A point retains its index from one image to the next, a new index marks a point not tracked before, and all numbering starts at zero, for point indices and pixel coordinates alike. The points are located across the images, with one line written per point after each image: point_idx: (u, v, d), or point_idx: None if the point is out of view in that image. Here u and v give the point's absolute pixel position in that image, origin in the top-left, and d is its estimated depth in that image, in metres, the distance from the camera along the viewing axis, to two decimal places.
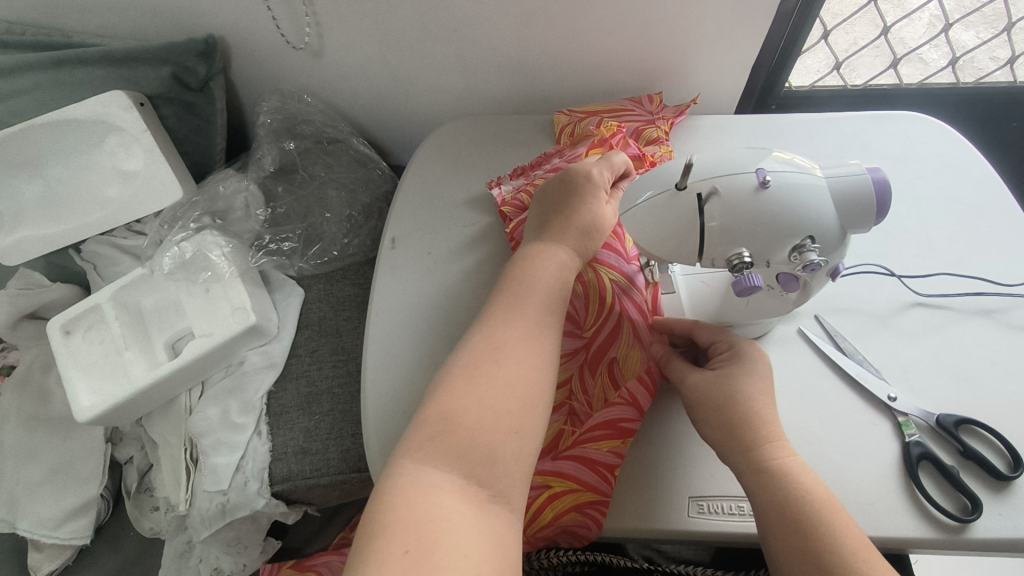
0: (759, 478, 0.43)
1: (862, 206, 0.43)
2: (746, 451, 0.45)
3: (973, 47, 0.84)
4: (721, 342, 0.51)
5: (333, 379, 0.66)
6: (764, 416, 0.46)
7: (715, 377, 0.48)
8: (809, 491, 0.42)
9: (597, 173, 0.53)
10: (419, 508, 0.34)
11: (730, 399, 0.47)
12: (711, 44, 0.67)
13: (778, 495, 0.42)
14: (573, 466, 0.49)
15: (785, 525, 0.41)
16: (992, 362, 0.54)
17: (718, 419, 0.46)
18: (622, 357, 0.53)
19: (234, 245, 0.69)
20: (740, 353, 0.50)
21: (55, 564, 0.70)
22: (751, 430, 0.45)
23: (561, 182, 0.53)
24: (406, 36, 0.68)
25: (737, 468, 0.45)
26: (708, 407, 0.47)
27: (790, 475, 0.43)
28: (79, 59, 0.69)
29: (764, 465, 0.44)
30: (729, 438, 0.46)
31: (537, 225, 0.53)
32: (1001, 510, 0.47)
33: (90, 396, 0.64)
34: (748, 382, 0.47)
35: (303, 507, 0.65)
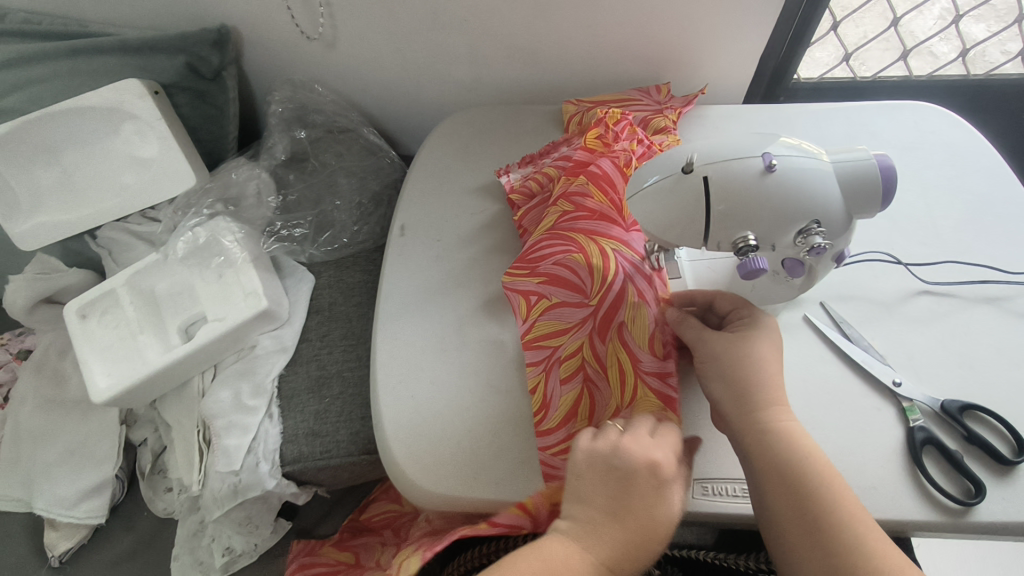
0: (762, 440, 0.44)
1: (867, 190, 0.43)
2: (749, 412, 0.45)
3: (984, 39, 0.84)
4: (739, 310, 0.51)
5: (343, 363, 0.67)
6: (774, 381, 0.46)
7: (731, 343, 0.47)
8: (811, 455, 0.43)
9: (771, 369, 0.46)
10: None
11: (743, 365, 0.46)
12: (720, 34, 0.68)
13: (778, 458, 0.43)
14: None
15: (784, 487, 0.42)
16: (997, 349, 0.54)
17: (729, 383, 0.46)
18: (630, 323, 0.53)
19: (246, 232, 0.71)
20: (756, 320, 0.49)
21: (71, 542, 0.72)
22: (759, 395, 0.45)
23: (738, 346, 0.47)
24: (416, 25, 0.69)
25: (739, 430, 0.45)
26: (719, 371, 0.47)
27: (794, 440, 0.44)
28: (96, 49, 0.71)
29: (768, 427, 0.44)
30: (737, 402, 0.46)
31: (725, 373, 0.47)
32: (1004, 494, 0.48)
33: (106, 377, 0.65)
34: (761, 347, 0.47)
35: (313, 488, 0.67)
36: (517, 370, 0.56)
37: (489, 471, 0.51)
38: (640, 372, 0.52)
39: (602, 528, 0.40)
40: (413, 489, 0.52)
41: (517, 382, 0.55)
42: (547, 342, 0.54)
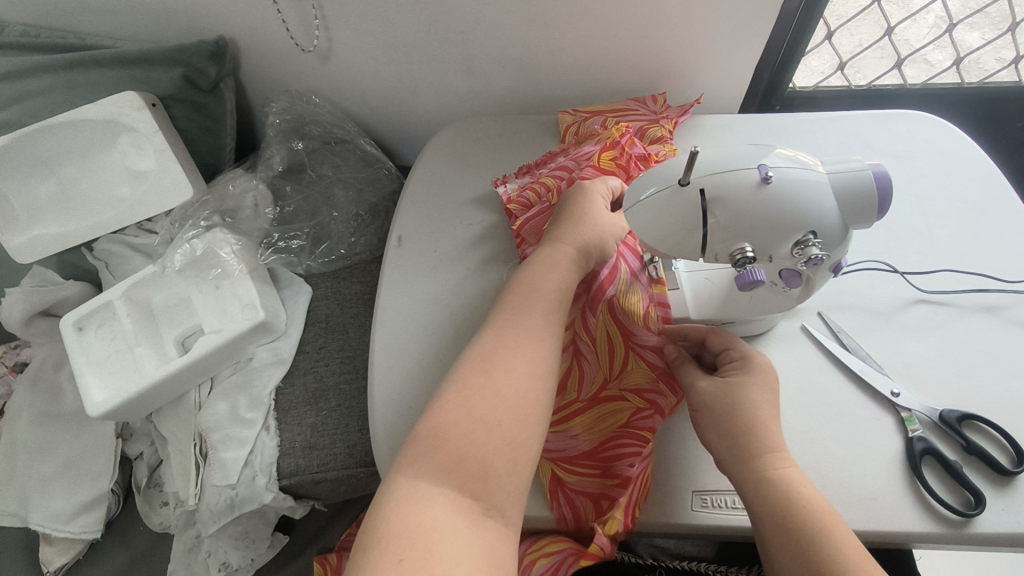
0: (758, 486, 0.44)
1: (863, 200, 0.43)
2: (745, 459, 0.45)
3: (978, 47, 0.84)
4: (733, 350, 0.51)
5: (341, 374, 0.67)
6: (768, 427, 0.46)
7: (724, 385, 0.48)
8: (808, 501, 0.43)
9: (757, 399, 0.47)
10: (481, 382, 0.42)
11: (736, 408, 0.47)
12: (714, 46, 0.68)
13: (775, 502, 0.43)
14: (614, 408, 0.52)
15: (782, 532, 0.42)
16: (995, 358, 0.54)
17: (723, 427, 0.47)
18: (622, 296, 0.54)
19: (243, 243, 0.70)
20: (752, 363, 0.49)
21: (66, 558, 0.71)
22: (755, 440, 0.45)
23: (723, 396, 0.48)
24: (412, 37, 0.69)
25: (737, 477, 0.45)
26: (712, 415, 0.48)
27: (792, 486, 0.43)
28: (93, 61, 0.71)
29: (765, 473, 0.44)
30: (732, 447, 0.46)
31: (709, 407, 0.48)
32: (1004, 505, 0.47)
33: (101, 391, 0.65)
34: (753, 391, 0.48)
35: (310, 502, 0.66)
36: None
37: None
38: (634, 344, 0.53)
39: (586, 201, 0.55)
40: None
41: None
42: None
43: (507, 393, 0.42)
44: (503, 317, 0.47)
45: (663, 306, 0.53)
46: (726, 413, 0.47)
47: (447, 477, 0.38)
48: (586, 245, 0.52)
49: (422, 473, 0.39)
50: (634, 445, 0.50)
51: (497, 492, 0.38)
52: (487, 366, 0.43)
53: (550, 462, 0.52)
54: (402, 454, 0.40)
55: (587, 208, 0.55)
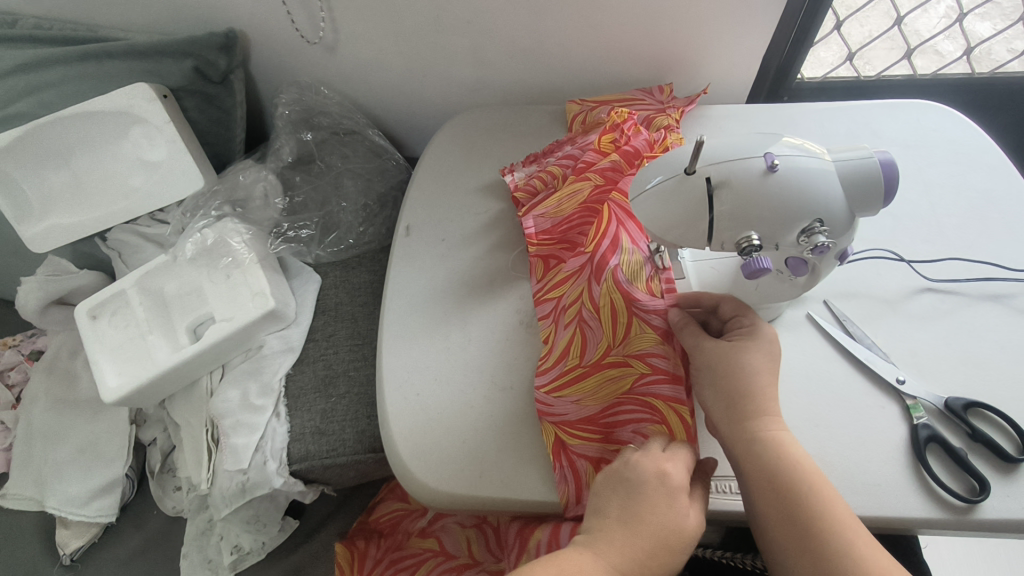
0: (752, 448, 0.44)
1: (869, 188, 0.44)
2: (740, 420, 0.45)
3: (988, 37, 0.83)
4: (743, 317, 0.50)
5: (350, 362, 0.68)
6: (766, 390, 0.46)
7: (725, 348, 0.47)
8: (801, 463, 0.43)
9: (759, 364, 0.47)
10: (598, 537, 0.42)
11: (736, 371, 0.46)
12: (722, 36, 0.68)
13: (767, 465, 0.43)
14: (616, 374, 0.52)
15: (773, 494, 0.43)
16: (1001, 347, 0.54)
17: (721, 389, 0.46)
18: (624, 265, 0.53)
19: (253, 233, 0.72)
20: (758, 331, 0.48)
21: (81, 541, 0.73)
22: (751, 403, 0.45)
23: (724, 360, 0.47)
24: (420, 28, 0.69)
25: (731, 436, 0.45)
26: (713, 377, 0.47)
27: (785, 449, 0.44)
28: (106, 53, 0.72)
29: (759, 435, 0.44)
30: (729, 409, 0.46)
31: (710, 370, 0.47)
32: (1008, 491, 0.47)
33: (115, 376, 0.66)
34: (756, 355, 0.47)
35: (320, 487, 0.67)
36: (522, 368, 0.56)
37: (496, 466, 0.52)
38: (637, 309, 0.51)
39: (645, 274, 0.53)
40: (428, 491, 0.51)
41: (522, 379, 0.56)
42: (552, 296, 0.58)
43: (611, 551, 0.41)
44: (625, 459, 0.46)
45: (668, 277, 0.52)
46: (728, 378, 0.46)
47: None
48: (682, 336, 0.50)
49: None
50: (636, 411, 0.51)
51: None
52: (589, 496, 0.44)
53: (553, 426, 0.52)
54: None
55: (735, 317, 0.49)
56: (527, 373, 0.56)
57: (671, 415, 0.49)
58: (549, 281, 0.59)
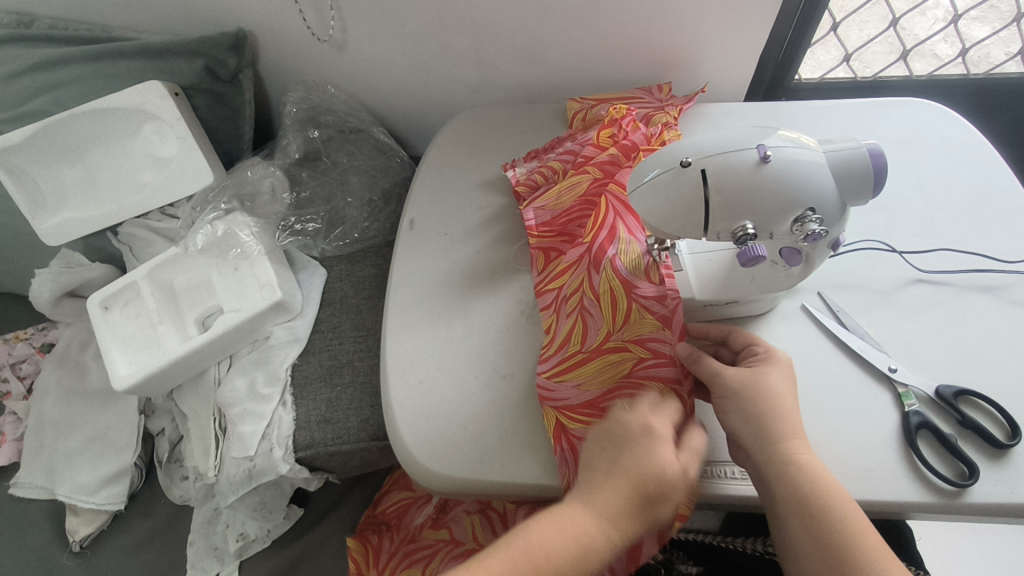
0: (784, 472, 0.44)
1: (860, 178, 0.45)
2: (769, 445, 0.46)
3: (983, 38, 0.85)
4: (755, 346, 0.52)
5: (354, 352, 0.69)
6: (791, 414, 0.47)
7: (749, 373, 0.48)
8: (831, 487, 0.44)
9: (782, 390, 0.48)
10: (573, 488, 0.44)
11: (763, 395, 0.47)
12: (719, 36, 0.70)
13: (799, 489, 0.44)
14: (618, 360, 0.53)
15: (808, 519, 0.43)
16: (992, 337, 0.55)
17: (749, 414, 0.47)
18: (623, 255, 0.54)
19: (261, 226, 0.73)
20: (774, 356, 0.50)
21: (91, 528, 0.74)
22: (780, 427, 0.46)
23: (750, 388, 0.48)
24: (424, 28, 0.71)
25: (760, 462, 0.46)
26: (738, 402, 0.48)
27: (815, 472, 0.44)
28: (119, 52, 0.74)
29: (791, 459, 0.45)
30: (758, 433, 0.46)
31: (737, 399, 0.48)
32: (998, 477, 0.48)
33: (126, 365, 0.68)
34: (778, 381, 0.48)
35: (324, 475, 0.69)
36: (522, 357, 0.58)
37: (496, 452, 0.53)
38: (636, 296, 0.52)
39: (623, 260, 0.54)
40: (431, 476, 0.53)
41: (523, 367, 0.57)
42: (553, 288, 0.59)
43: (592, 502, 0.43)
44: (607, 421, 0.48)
45: (666, 265, 0.52)
46: (754, 404, 0.47)
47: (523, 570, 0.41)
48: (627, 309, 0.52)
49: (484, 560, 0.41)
50: (639, 396, 0.51)
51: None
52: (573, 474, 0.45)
53: (554, 410, 0.53)
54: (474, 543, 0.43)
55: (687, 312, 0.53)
56: (527, 361, 0.57)
57: (674, 400, 0.50)
58: (550, 272, 0.60)
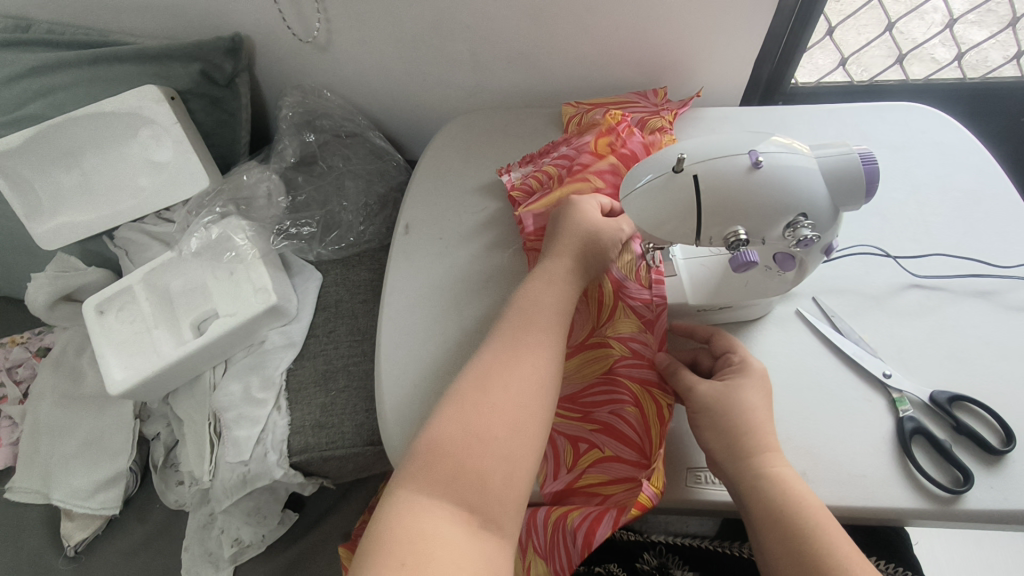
0: (754, 486, 0.45)
1: (852, 184, 0.45)
2: (742, 459, 0.46)
3: (980, 42, 0.85)
4: (733, 355, 0.52)
5: (349, 357, 0.70)
6: (764, 428, 0.47)
7: (723, 389, 0.49)
8: (804, 497, 0.44)
9: (754, 403, 0.48)
10: (479, 399, 0.44)
11: (732, 409, 0.48)
12: (715, 41, 0.70)
13: (771, 502, 0.44)
14: (601, 354, 0.55)
15: (781, 532, 0.43)
16: (986, 342, 0.55)
17: (721, 429, 0.48)
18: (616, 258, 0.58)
19: (256, 229, 0.74)
20: (750, 366, 0.51)
21: (86, 532, 0.75)
22: (752, 441, 0.47)
23: (721, 403, 0.48)
24: (420, 32, 0.71)
25: (734, 477, 0.46)
26: (710, 417, 0.48)
27: (786, 483, 0.45)
28: (115, 56, 0.74)
29: (762, 472, 0.45)
30: (730, 447, 0.47)
31: (708, 414, 0.48)
32: (992, 483, 0.48)
33: (121, 369, 0.68)
34: (750, 394, 0.49)
35: (319, 480, 0.69)
36: None
37: None
38: (623, 296, 0.56)
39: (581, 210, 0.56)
40: None
41: None
42: None
43: (503, 407, 0.44)
44: (503, 335, 0.49)
45: (658, 270, 0.55)
46: (725, 417, 0.48)
47: (450, 489, 0.41)
48: (583, 251, 0.54)
49: (424, 488, 0.41)
50: (617, 392, 0.53)
51: (495, 505, 0.41)
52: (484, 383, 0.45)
53: None
54: (402, 469, 0.43)
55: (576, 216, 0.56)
56: None
57: (650, 401, 0.52)
58: None
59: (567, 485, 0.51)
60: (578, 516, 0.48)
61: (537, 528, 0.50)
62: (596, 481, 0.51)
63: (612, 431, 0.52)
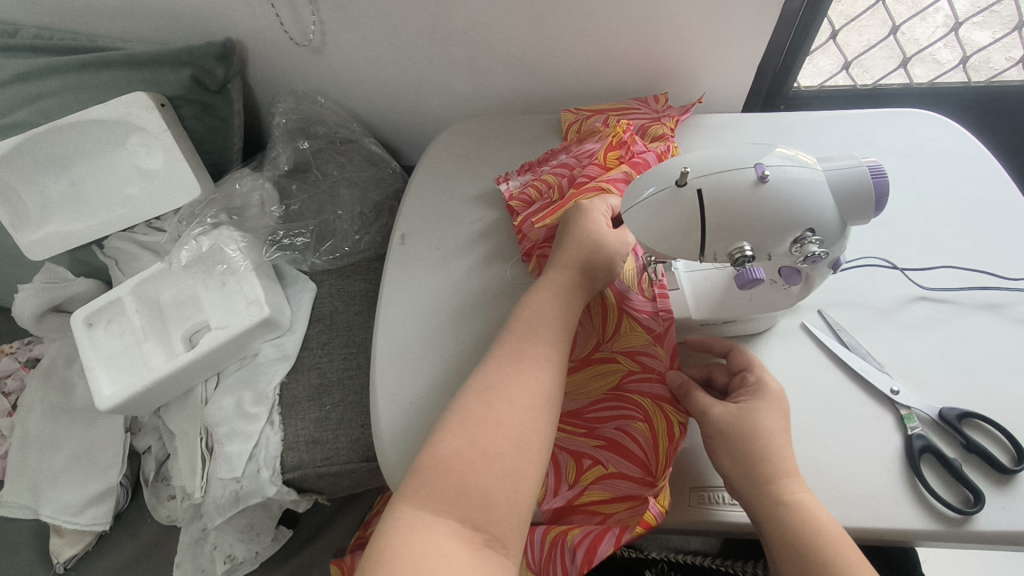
0: (772, 514, 0.44)
1: (861, 197, 0.44)
2: (758, 485, 0.45)
3: (986, 45, 0.83)
4: (749, 373, 0.51)
5: (344, 370, 0.68)
6: (781, 451, 0.46)
7: (737, 411, 0.48)
8: (823, 525, 0.43)
9: (769, 426, 0.47)
10: (484, 412, 0.43)
11: (749, 433, 0.46)
12: (717, 46, 0.68)
13: (791, 531, 0.43)
14: (607, 369, 0.54)
15: (801, 562, 0.42)
16: (996, 356, 0.54)
17: (735, 453, 0.46)
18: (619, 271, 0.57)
19: (249, 241, 0.72)
20: (766, 389, 0.49)
21: (75, 549, 0.73)
22: (768, 466, 0.45)
23: (736, 426, 0.47)
24: (415, 37, 0.69)
25: (750, 503, 0.45)
26: (726, 441, 0.47)
27: (805, 510, 0.43)
28: (103, 62, 0.72)
29: (781, 500, 0.44)
30: (746, 473, 0.45)
31: (724, 439, 0.47)
32: (1004, 503, 0.47)
33: (110, 385, 0.66)
34: (765, 416, 0.47)
35: (313, 496, 0.68)
36: None
37: None
38: (627, 308, 0.55)
39: (586, 218, 0.55)
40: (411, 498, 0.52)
41: None
42: None
43: (508, 422, 0.43)
44: (507, 348, 0.48)
45: (659, 283, 0.55)
46: (740, 441, 0.46)
47: (453, 506, 0.39)
48: (586, 263, 0.53)
49: (425, 502, 0.39)
50: (624, 407, 0.51)
51: (500, 524, 0.39)
52: (488, 396, 0.44)
53: None
54: (404, 484, 0.41)
55: (585, 224, 0.54)
56: None
57: (659, 415, 0.50)
58: None
59: (568, 502, 0.50)
60: (579, 534, 0.48)
61: (533, 546, 0.49)
62: (597, 498, 0.49)
63: (616, 448, 0.50)
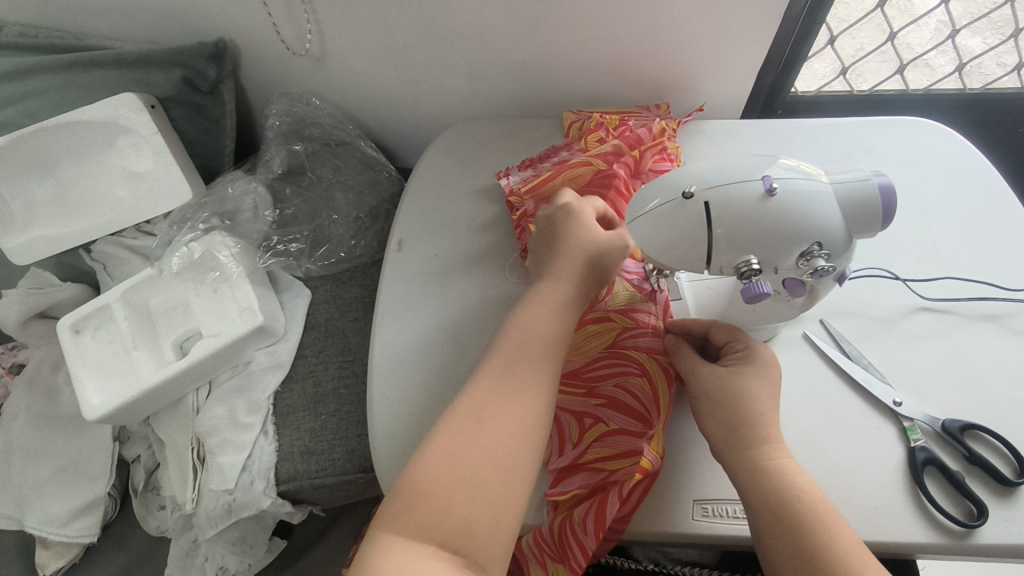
0: (754, 477, 0.43)
1: (867, 211, 0.43)
2: (741, 449, 0.45)
3: (980, 53, 0.83)
4: (736, 342, 0.51)
5: (340, 379, 0.67)
6: (766, 417, 0.46)
7: (723, 374, 0.48)
8: (805, 489, 0.42)
9: (756, 390, 0.47)
10: (469, 437, 0.42)
11: (735, 396, 0.46)
12: (716, 53, 0.67)
13: (770, 493, 0.42)
14: (604, 329, 0.55)
15: (775, 522, 0.41)
16: (997, 367, 0.53)
17: (721, 417, 0.46)
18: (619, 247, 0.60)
19: (242, 246, 0.70)
20: (755, 354, 0.49)
21: (62, 561, 0.72)
22: (753, 430, 0.45)
23: (722, 390, 0.47)
24: (411, 40, 0.68)
25: (734, 468, 0.44)
26: (712, 404, 0.47)
27: (788, 476, 0.43)
28: (91, 62, 0.71)
29: (764, 464, 0.43)
30: (730, 437, 0.45)
31: (711, 401, 0.47)
32: (1006, 516, 0.47)
33: (98, 395, 0.65)
34: (753, 381, 0.47)
35: (308, 507, 0.67)
36: None
37: None
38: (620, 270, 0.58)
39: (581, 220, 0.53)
40: None
41: None
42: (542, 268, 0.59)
43: (495, 448, 0.41)
44: (495, 359, 0.47)
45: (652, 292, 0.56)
46: (725, 404, 0.46)
47: (433, 531, 0.38)
48: (583, 276, 0.51)
49: (407, 528, 0.38)
50: (620, 362, 0.53)
51: (480, 548, 0.38)
52: (477, 416, 0.43)
53: None
54: (384, 506, 0.40)
55: (583, 229, 0.53)
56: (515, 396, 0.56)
57: (656, 367, 0.52)
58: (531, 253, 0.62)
59: (572, 461, 0.50)
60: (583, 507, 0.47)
61: (545, 541, 0.48)
62: (602, 455, 0.49)
63: (617, 405, 0.51)
